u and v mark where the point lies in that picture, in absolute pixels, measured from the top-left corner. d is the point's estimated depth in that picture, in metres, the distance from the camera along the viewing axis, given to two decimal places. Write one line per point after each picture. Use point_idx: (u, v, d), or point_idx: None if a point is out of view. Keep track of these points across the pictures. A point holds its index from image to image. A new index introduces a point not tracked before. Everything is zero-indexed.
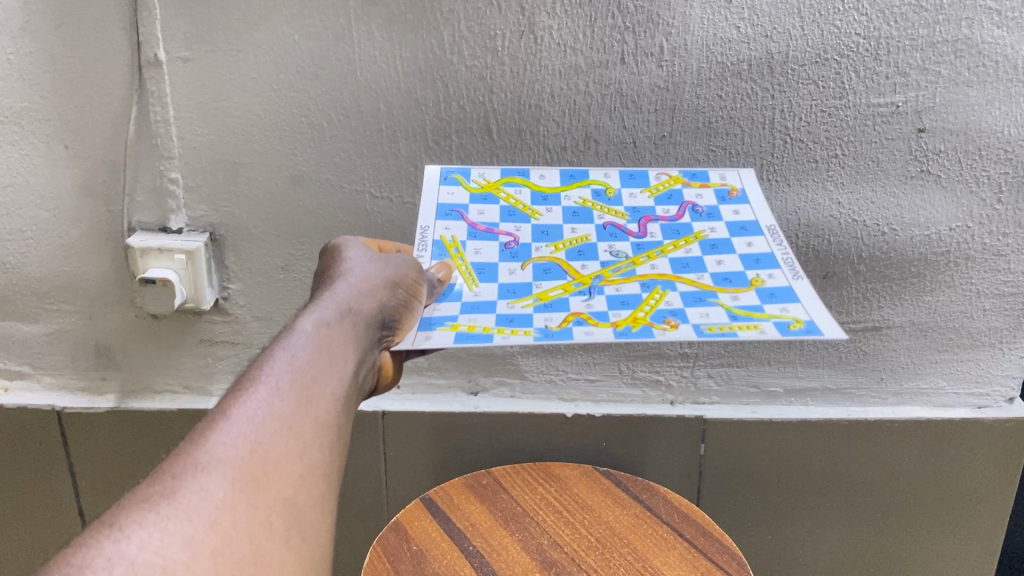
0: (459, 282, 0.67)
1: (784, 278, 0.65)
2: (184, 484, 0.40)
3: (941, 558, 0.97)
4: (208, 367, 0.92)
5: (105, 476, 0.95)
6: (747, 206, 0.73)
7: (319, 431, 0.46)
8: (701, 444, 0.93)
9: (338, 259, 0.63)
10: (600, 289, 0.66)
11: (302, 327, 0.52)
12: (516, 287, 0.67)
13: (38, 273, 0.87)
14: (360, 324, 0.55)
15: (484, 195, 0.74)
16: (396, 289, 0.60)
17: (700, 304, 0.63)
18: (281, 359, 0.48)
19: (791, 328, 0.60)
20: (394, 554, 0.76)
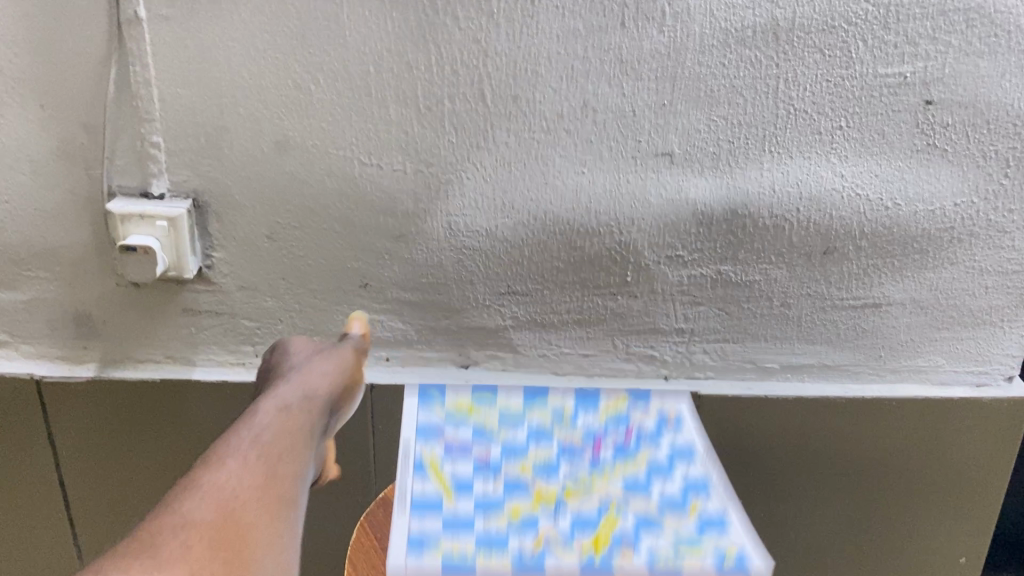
0: (437, 491, 0.63)
1: (720, 504, 0.64)
2: (162, 539, 0.42)
3: (933, 535, 0.97)
4: (192, 337, 0.90)
5: (87, 445, 0.94)
6: (682, 429, 0.75)
7: (283, 503, 0.49)
8: (695, 421, 0.92)
9: (285, 352, 0.67)
10: (562, 510, 0.63)
11: (262, 410, 0.55)
12: (488, 501, 0.63)
13: (15, 239, 0.84)
14: (317, 407, 0.58)
15: (458, 416, 0.73)
16: (342, 378, 0.64)
17: (652, 529, 0.61)
18: (245, 437, 0.51)
19: (728, 558, 0.57)
20: (381, 530, 0.74)
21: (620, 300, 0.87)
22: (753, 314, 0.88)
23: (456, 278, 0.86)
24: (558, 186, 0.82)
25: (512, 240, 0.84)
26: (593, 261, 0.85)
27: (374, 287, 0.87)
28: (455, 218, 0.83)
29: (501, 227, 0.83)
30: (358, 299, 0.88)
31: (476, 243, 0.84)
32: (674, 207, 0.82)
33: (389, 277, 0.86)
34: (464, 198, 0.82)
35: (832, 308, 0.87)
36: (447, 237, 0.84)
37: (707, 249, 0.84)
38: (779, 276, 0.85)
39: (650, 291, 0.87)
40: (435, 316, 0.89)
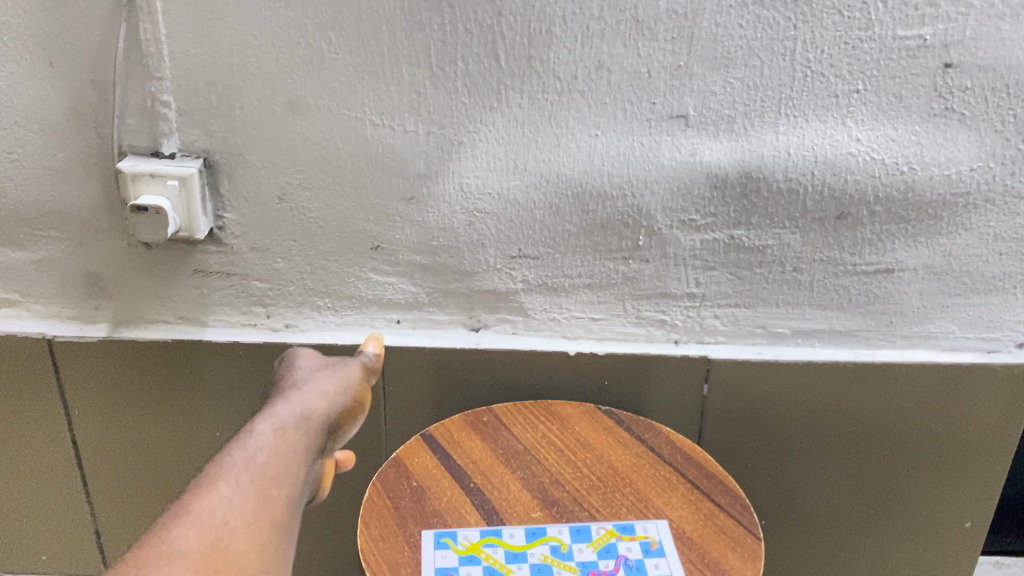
0: None
1: None
2: (150, 564, 0.43)
3: (939, 499, 0.97)
4: (203, 298, 0.90)
5: (97, 406, 0.95)
6: (666, 557, 0.69)
7: (273, 525, 0.50)
8: (705, 385, 0.92)
9: (291, 370, 0.69)
10: None
11: (260, 430, 0.56)
12: None
13: (25, 198, 0.84)
14: (315, 426, 0.60)
15: (471, 556, 0.69)
16: (344, 400, 0.65)
17: None
18: (240, 458, 0.53)
19: None
20: (394, 490, 0.75)
21: (632, 264, 0.87)
22: (765, 279, 0.87)
23: (467, 240, 0.86)
24: (571, 148, 0.81)
25: (524, 203, 0.84)
26: (606, 224, 0.85)
27: (385, 249, 0.87)
28: (467, 179, 0.83)
29: (513, 189, 0.83)
30: (369, 262, 0.87)
31: (488, 206, 0.84)
32: (687, 170, 0.81)
33: (400, 239, 0.86)
34: (476, 160, 0.82)
35: (844, 274, 0.87)
36: (459, 199, 0.84)
37: (720, 214, 0.84)
38: (792, 241, 0.85)
39: (662, 255, 0.86)
40: (446, 279, 0.89)
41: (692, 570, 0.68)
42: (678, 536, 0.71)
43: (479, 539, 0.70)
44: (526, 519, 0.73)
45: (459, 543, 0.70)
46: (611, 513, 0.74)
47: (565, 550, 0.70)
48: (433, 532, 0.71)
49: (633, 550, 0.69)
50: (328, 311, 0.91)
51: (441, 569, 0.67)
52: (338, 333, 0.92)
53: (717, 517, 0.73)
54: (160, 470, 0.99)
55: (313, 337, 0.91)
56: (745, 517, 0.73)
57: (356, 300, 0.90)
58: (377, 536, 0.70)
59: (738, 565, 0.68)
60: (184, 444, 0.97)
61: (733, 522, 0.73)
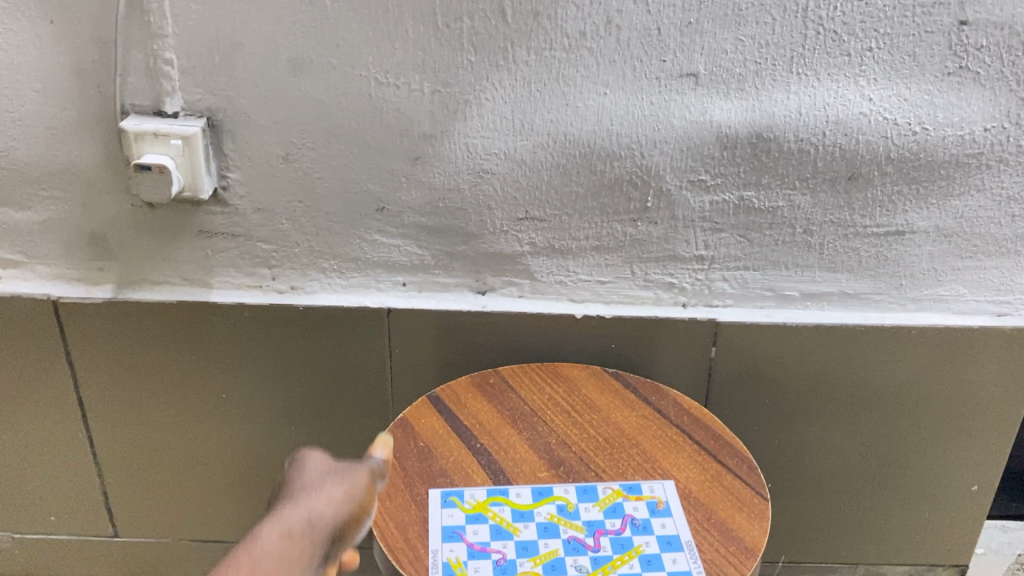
0: None
1: None
2: None
3: (940, 460, 0.99)
4: (208, 260, 0.90)
5: (103, 370, 0.96)
6: (672, 518, 0.69)
7: None
8: (712, 348, 0.92)
9: (298, 475, 0.61)
10: None
11: (266, 537, 0.52)
12: None
13: (28, 158, 0.83)
14: (299, 560, 0.52)
15: (478, 514, 0.69)
16: (350, 510, 0.58)
17: None
18: (247, 565, 0.49)
19: None
20: (400, 450, 0.74)
21: (640, 226, 0.86)
22: (775, 241, 0.87)
23: (474, 202, 0.85)
24: (579, 107, 0.79)
25: (531, 164, 0.82)
26: (614, 185, 0.83)
27: (390, 211, 0.86)
28: (473, 139, 0.81)
29: (520, 149, 0.82)
30: (374, 224, 0.87)
31: (495, 166, 0.83)
32: (697, 130, 0.80)
33: (405, 201, 0.85)
34: (482, 120, 0.80)
35: (855, 236, 0.86)
36: (465, 159, 0.82)
37: (730, 175, 0.82)
38: (803, 203, 0.84)
39: (671, 217, 0.85)
40: (452, 241, 0.88)
41: (699, 529, 0.68)
42: (685, 497, 0.71)
43: (485, 499, 0.70)
44: (533, 479, 0.73)
45: (466, 502, 0.70)
46: (618, 474, 0.73)
47: (571, 509, 0.70)
48: (440, 491, 0.71)
49: (639, 510, 0.69)
50: (333, 274, 0.90)
51: (448, 527, 0.67)
52: (343, 296, 0.91)
53: (724, 478, 0.73)
54: (167, 429, 1.00)
55: (318, 300, 0.91)
56: (752, 478, 0.73)
57: (362, 262, 0.90)
58: (385, 495, 0.70)
59: (745, 525, 0.68)
60: (190, 406, 0.98)
61: (740, 483, 0.72)
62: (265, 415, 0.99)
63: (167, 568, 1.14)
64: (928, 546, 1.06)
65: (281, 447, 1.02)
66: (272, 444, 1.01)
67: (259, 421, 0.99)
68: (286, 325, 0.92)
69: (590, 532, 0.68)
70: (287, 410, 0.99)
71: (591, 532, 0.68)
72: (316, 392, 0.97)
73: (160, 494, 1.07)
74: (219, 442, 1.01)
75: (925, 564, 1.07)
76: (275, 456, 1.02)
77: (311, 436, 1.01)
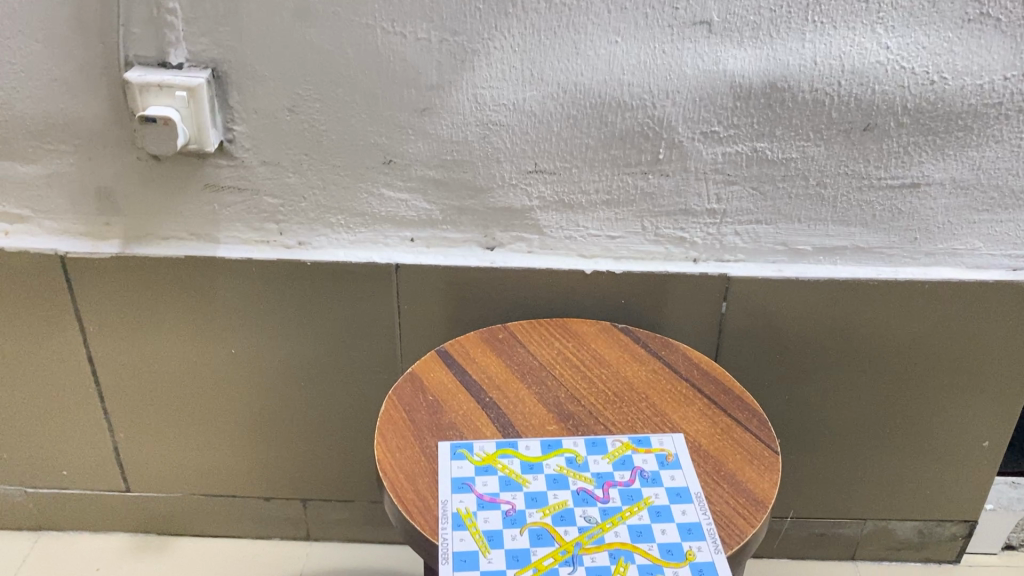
0: (469, 551, 0.61)
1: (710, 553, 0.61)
2: None
3: (948, 413, 0.99)
4: (215, 214, 0.89)
5: (110, 325, 0.96)
6: (681, 470, 0.68)
7: None
8: (723, 303, 0.91)
9: None
10: (581, 565, 0.60)
11: None
12: (519, 555, 0.61)
13: (32, 110, 0.82)
14: None
15: (487, 466, 0.69)
16: None
17: None
18: None
19: None
20: (409, 404, 0.74)
21: (651, 178, 0.85)
22: (788, 194, 0.85)
23: (482, 154, 0.83)
24: (590, 56, 0.78)
25: (541, 115, 0.81)
26: (625, 136, 0.82)
27: (398, 164, 0.85)
28: (481, 90, 0.80)
29: (529, 100, 0.80)
30: (382, 177, 0.86)
31: (504, 118, 0.81)
32: (710, 79, 0.78)
33: (413, 153, 0.84)
34: (491, 70, 0.79)
35: (869, 189, 0.84)
36: (473, 111, 0.81)
37: (743, 125, 0.81)
38: (817, 154, 0.82)
39: (683, 169, 0.84)
40: (460, 195, 0.87)
41: (708, 482, 0.67)
42: (695, 450, 0.70)
43: (494, 451, 0.70)
44: (542, 432, 0.73)
45: (475, 454, 0.70)
46: (627, 427, 0.73)
47: (580, 461, 0.69)
48: (449, 444, 0.71)
49: (648, 463, 0.69)
50: (341, 229, 0.90)
51: (457, 478, 0.67)
52: (351, 251, 0.91)
53: (734, 432, 0.72)
54: (176, 385, 1.01)
55: (326, 255, 0.91)
56: (762, 431, 0.73)
57: (369, 217, 0.89)
58: (394, 447, 0.70)
59: (755, 477, 0.68)
60: (199, 361, 0.99)
61: (750, 436, 0.72)
62: (274, 371, 0.99)
63: (181, 521, 1.16)
64: (940, 502, 1.08)
65: (291, 402, 1.02)
66: (280, 400, 1.02)
67: (267, 377, 1.00)
68: (295, 281, 0.92)
69: (600, 483, 0.67)
70: (295, 366, 0.99)
71: (600, 483, 0.68)
72: (325, 347, 0.97)
73: (170, 450, 1.08)
74: (228, 398, 1.02)
75: (936, 519, 1.10)
76: (286, 411, 1.03)
77: (320, 392, 1.01)
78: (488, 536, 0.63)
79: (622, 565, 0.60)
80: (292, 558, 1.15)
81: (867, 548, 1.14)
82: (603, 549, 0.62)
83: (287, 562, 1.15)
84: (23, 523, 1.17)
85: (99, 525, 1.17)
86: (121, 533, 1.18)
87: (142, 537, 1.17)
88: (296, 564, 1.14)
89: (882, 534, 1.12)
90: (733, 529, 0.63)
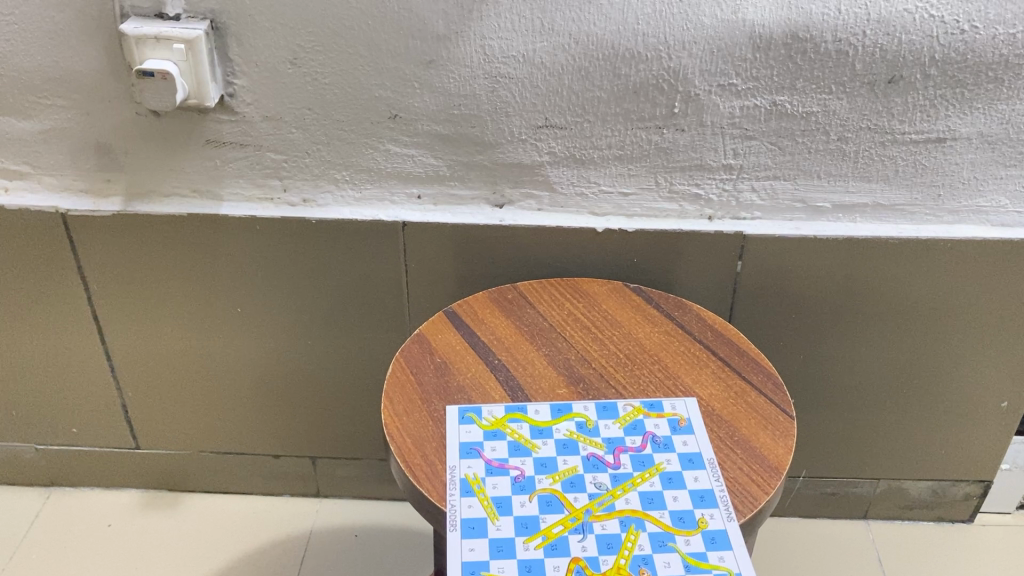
0: (477, 518, 0.60)
1: (722, 521, 0.60)
2: None
3: (966, 373, 0.97)
4: (217, 171, 0.87)
5: (114, 282, 0.95)
6: (694, 436, 0.67)
7: None
8: (739, 261, 0.89)
9: None
10: (591, 532, 0.59)
11: None
12: (528, 522, 0.60)
13: (26, 64, 0.80)
14: None
15: (496, 432, 0.67)
16: None
17: (662, 551, 0.58)
18: None
19: None
20: (416, 366, 0.73)
21: (666, 133, 0.82)
22: (808, 149, 0.82)
23: (491, 108, 0.81)
24: (603, 5, 0.74)
25: (552, 67, 0.78)
26: (639, 89, 0.79)
27: (404, 119, 0.82)
28: (490, 41, 0.76)
29: (540, 52, 0.77)
30: (387, 132, 0.83)
31: (513, 70, 0.78)
32: (729, 30, 0.75)
33: (419, 107, 0.81)
34: (499, 20, 0.75)
35: (892, 143, 0.81)
36: (481, 63, 0.78)
37: (762, 77, 0.77)
38: (839, 108, 0.79)
39: (699, 124, 0.81)
40: (468, 150, 0.84)
41: (721, 447, 0.66)
42: (708, 415, 0.69)
43: (503, 415, 0.69)
44: (551, 396, 0.71)
45: (483, 418, 0.68)
46: (639, 390, 0.72)
47: (590, 426, 0.68)
48: (457, 408, 0.69)
49: (661, 428, 0.68)
50: (346, 185, 0.88)
51: (465, 444, 0.66)
52: (357, 209, 0.89)
53: (748, 396, 0.71)
54: (182, 343, 1.00)
55: (331, 213, 0.89)
56: (777, 396, 0.71)
57: (375, 174, 0.86)
58: (401, 411, 0.68)
59: (769, 443, 0.66)
60: (204, 320, 0.98)
61: (764, 401, 0.70)
62: (280, 330, 0.98)
63: (190, 477, 1.16)
64: (955, 462, 1.07)
65: (298, 360, 1.01)
66: (288, 359, 1.01)
67: (273, 336, 0.99)
68: (300, 239, 0.90)
69: (610, 449, 0.66)
70: (302, 325, 0.98)
71: (611, 449, 0.66)
72: (332, 306, 0.96)
73: (178, 408, 1.07)
74: (234, 355, 1.01)
75: (950, 479, 1.09)
76: (294, 369, 1.02)
77: (328, 350, 1.00)
78: (497, 502, 0.62)
79: (633, 533, 0.59)
80: (302, 514, 1.16)
81: (879, 507, 1.13)
82: (613, 517, 0.61)
83: (297, 519, 1.15)
84: (35, 479, 1.18)
85: (109, 481, 1.17)
86: (132, 489, 1.18)
87: (152, 493, 1.18)
88: (306, 520, 1.15)
89: (895, 494, 1.11)
90: (746, 497, 0.62)
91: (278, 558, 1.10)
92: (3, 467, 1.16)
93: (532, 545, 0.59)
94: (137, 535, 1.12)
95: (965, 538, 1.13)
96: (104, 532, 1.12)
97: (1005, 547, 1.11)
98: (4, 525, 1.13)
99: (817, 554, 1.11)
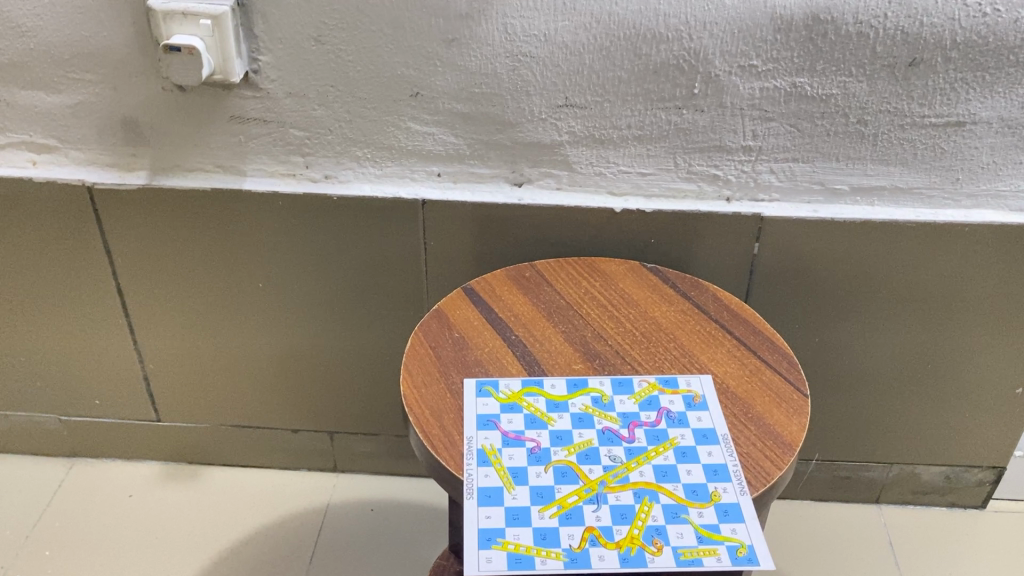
0: (493, 487, 0.62)
1: (734, 495, 0.61)
2: None
3: (981, 358, 0.97)
4: (242, 147, 0.88)
5: (138, 254, 0.96)
6: (708, 411, 0.68)
7: None
8: (755, 244, 0.90)
9: None
10: (605, 502, 0.61)
11: None
12: (544, 492, 0.61)
13: (55, 39, 0.81)
14: None
15: (513, 405, 0.68)
16: None
17: (676, 523, 0.59)
18: None
19: (740, 552, 0.57)
20: (435, 340, 0.74)
21: (685, 113, 0.82)
22: (827, 131, 0.83)
23: (511, 87, 0.81)
24: None
25: (572, 46, 0.78)
26: (659, 69, 0.79)
27: (425, 97, 0.83)
28: (512, 20, 0.77)
29: (561, 31, 0.77)
30: (408, 110, 0.84)
31: (535, 49, 0.79)
32: (750, 10, 0.75)
33: (440, 86, 0.82)
34: None
35: (911, 126, 0.81)
36: (503, 42, 0.78)
37: (783, 59, 0.78)
38: (858, 90, 0.79)
39: (718, 105, 0.81)
40: (487, 129, 0.85)
41: (735, 423, 0.67)
42: (723, 391, 0.70)
43: (520, 389, 0.70)
44: (567, 371, 0.72)
45: (500, 392, 0.69)
46: (654, 367, 0.73)
47: (606, 401, 0.69)
48: (475, 381, 0.70)
49: (675, 404, 0.69)
50: (367, 163, 0.89)
51: (483, 415, 0.67)
52: (378, 185, 0.90)
53: (763, 374, 0.71)
54: (204, 316, 1.02)
55: (353, 189, 0.90)
56: (792, 374, 0.71)
57: (396, 151, 0.87)
58: (419, 383, 0.69)
59: (783, 420, 0.66)
60: (225, 294, 0.99)
61: (779, 378, 0.71)
62: (299, 305, 1.00)
63: (210, 450, 1.18)
64: (969, 448, 1.07)
65: (318, 336, 1.03)
66: (307, 334, 1.02)
67: (293, 311, 1.00)
68: (321, 215, 0.91)
69: (625, 423, 0.67)
70: (322, 300, 0.99)
71: (626, 424, 0.67)
72: (352, 282, 0.97)
73: (199, 381, 1.09)
74: (255, 329, 1.02)
75: (964, 464, 1.09)
76: (313, 345, 1.03)
77: (347, 326, 1.01)
78: (513, 473, 0.63)
79: (647, 504, 0.60)
80: (319, 488, 1.17)
81: (892, 491, 1.14)
82: (627, 488, 0.62)
83: (315, 493, 1.17)
84: (58, 450, 1.20)
85: (130, 453, 1.19)
86: (152, 461, 1.20)
87: (173, 465, 1.20)
88: (324, 495, 1.17)
89: (907, 478, 1.12)
90: (760, 471, 0.62)
91: (296, 530, 1.12)
92: (27, 437, 1.18)
93: (547, 514, 0.60)
94: (158, 506, 1.14)
95: (976, 523, 1.13)
96: (125, 502, 1.14)
97: (1017, 533, 1.12)
98: (28, 495, 1.15)
99: (830, 538, 1.12)
